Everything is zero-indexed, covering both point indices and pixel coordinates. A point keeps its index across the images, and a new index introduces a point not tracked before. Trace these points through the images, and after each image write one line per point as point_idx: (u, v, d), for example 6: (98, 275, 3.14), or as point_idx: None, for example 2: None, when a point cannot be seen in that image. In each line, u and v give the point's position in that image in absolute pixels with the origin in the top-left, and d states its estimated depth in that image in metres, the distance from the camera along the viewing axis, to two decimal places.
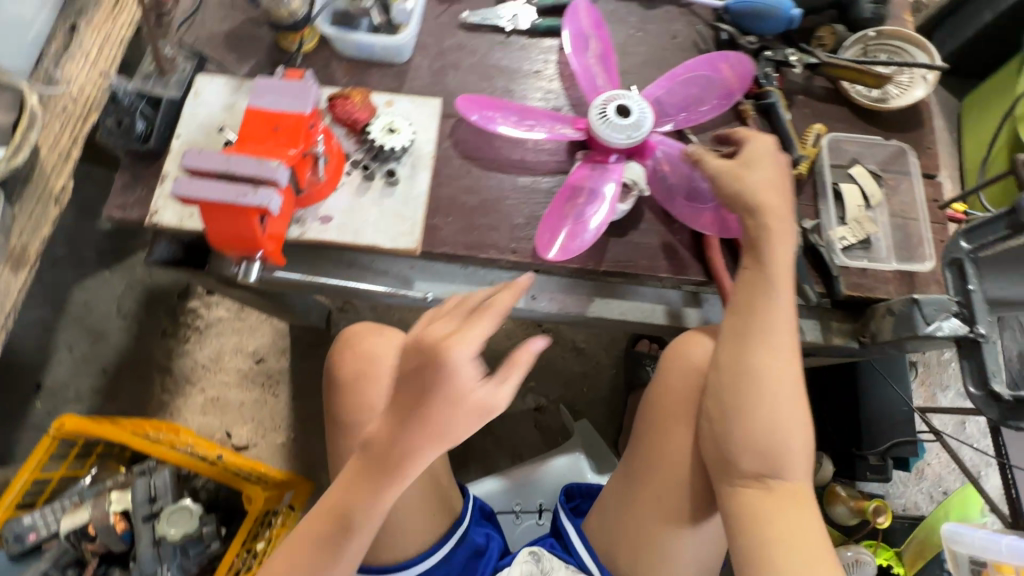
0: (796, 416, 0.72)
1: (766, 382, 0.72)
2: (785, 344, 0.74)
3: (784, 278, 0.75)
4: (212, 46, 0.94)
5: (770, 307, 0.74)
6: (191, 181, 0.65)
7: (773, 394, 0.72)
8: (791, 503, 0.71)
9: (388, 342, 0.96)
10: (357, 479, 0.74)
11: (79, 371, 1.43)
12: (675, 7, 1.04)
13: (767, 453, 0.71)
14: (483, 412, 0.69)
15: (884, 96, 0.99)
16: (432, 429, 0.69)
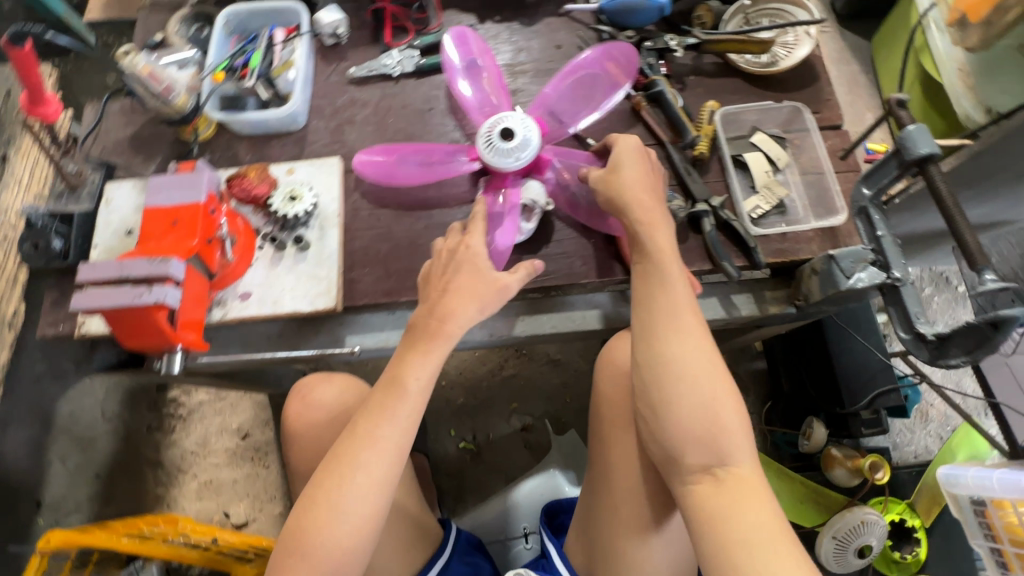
0: (722, 399, 0.71)
1: (682, 372, 0.71)
2: (692, 328, 0.73)
3: (671, 262, 0.76)
4: (119, 153, 0.98)
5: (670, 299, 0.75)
6: (89, 293, 0.68)
7: (692, 384, 0.71)
8: (745, 491, 0.67)
9: (338, 388, 0.93)
10: (385, 387, 0.73)
11: (75, 481, 1.46)
12: (555, 18, 1.06)
13: (704, 441, 0.70)
14: (503, 290, 0.77)
15: (772, 59, 0.99)
16: (468, 293, 0.75)
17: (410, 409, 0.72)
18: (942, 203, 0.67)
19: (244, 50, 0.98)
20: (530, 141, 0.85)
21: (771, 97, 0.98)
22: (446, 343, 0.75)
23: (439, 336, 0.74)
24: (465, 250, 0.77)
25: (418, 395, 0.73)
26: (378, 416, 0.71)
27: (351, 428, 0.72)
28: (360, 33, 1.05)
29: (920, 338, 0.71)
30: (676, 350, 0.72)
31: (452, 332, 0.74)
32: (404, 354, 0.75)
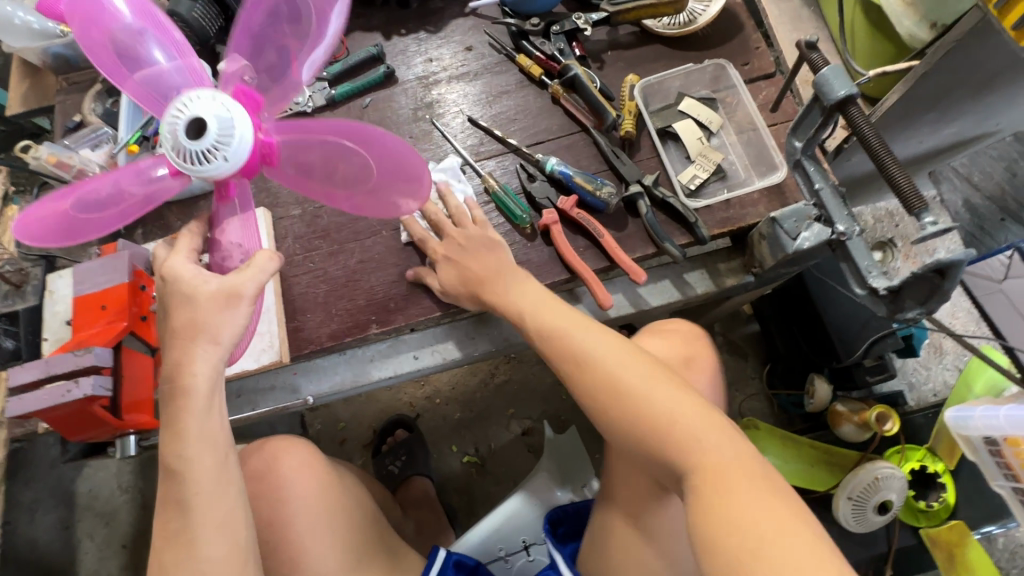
0: (657, 398, 0.63)
1: (604, 386, 0.67)
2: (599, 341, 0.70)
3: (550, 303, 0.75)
4: (57, 242, 0.99)
5: (564, 343, 0.71)
6: (21, 398, 0.68)
7: (621, 410, 0.65)
8: (722, 487, 0.56)
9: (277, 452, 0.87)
10: (167, 480, 0.63)
11: (104, 555, 1.50)
12: (463, 19, 1.03)
13: (659, 443, 0.62)
14: (232, 296, 0.65)
15: (691, 17, 0.94)
16: (200, 334, 0.64)
17: (209, 481, 0.62)
18: (869, 144, 0.62)
19: (154, 117, 0.96)
20: (233, 131, 0.63)
21: (694, 57, 0.93)
22: (197, 401, 0.64)
23: (185, 397, 0.63)
24: (169, 285, 0.67)
25: (207, 469, 0.62)
26: (178, 515, 0.61)
27: (158, 548, 0.61)
28: None
29: (875, 293, 0.65)
30: (594, 382, 0.68)
31: (193, 385, 0.64)
32: (165, 433, 0.64)
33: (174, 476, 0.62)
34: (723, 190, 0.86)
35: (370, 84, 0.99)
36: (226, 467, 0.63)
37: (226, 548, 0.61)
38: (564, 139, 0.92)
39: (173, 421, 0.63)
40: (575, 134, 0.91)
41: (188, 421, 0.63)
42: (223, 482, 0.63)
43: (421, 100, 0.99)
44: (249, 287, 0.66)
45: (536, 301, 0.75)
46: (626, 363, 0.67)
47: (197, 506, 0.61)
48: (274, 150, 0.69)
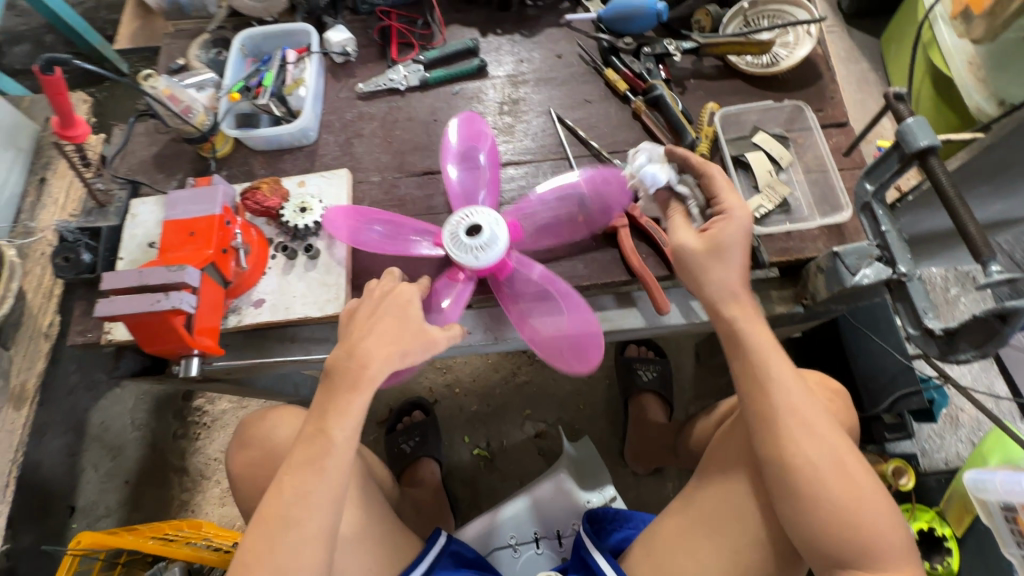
0: (864, 499, 0.66)
1: (808, 470, 0.67)
2: (821, 423, 0.69)
3: (772, 357, 0.72)
4: (144, 170, 1.04)
5: (773, 401, 0.70)
6: (111, 301, 0.71)
7: (830, 490, 0.66)
8: None
9: (275, 426, 0.89)
10: (307, 440, 0.68)
11: (104, 487, 1.50)
12: (557, 29, 1.09)
13: (852, 532, 0.65)
14: (429, 342, 0.71)
15: (773, 60, 1.00)
16: (398, 350, 0.70)
17: (342, 454, 0.67)
18: (945, 195, 0.66)
19: (258, 71, 1.03)
20: (496, 242, 0.81)
21: (770, 98, 0.99)
22: (366, 395, 0.69)
23: (360, 385, 0.68)
24: (395, 295, 0.73)
25: (348, 454, 0.68)
26: (305, 465, 0.66)
27: (274, 492, 0.66)
28: (368, 50, 1.09)
29: (929, 334, 0.69)
30: (802, 450, 0.68)
31: (373, 383, 0.69)
32: (325, 404, 0.69)
33: (316, 431, 0.68)
34: (785, 223, 0.90)
35: (463, 74, 1.06)
36: (352, 443, 0.68)
37: (329, 501, 0.66)
38: (640, 152, 0.97)
39: (338, 396, 0.68)
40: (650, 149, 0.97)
41: (353, 399, 0.68)
42: (346, 459, 0.68)
43: (507, 96, 1.05)
44: (444, 340, 0.73)
45: (760, 357, 0.72)
46: (842, 447, 0.68)
47: (324, 465, 0.66)
48: (504, 269, 0.85)
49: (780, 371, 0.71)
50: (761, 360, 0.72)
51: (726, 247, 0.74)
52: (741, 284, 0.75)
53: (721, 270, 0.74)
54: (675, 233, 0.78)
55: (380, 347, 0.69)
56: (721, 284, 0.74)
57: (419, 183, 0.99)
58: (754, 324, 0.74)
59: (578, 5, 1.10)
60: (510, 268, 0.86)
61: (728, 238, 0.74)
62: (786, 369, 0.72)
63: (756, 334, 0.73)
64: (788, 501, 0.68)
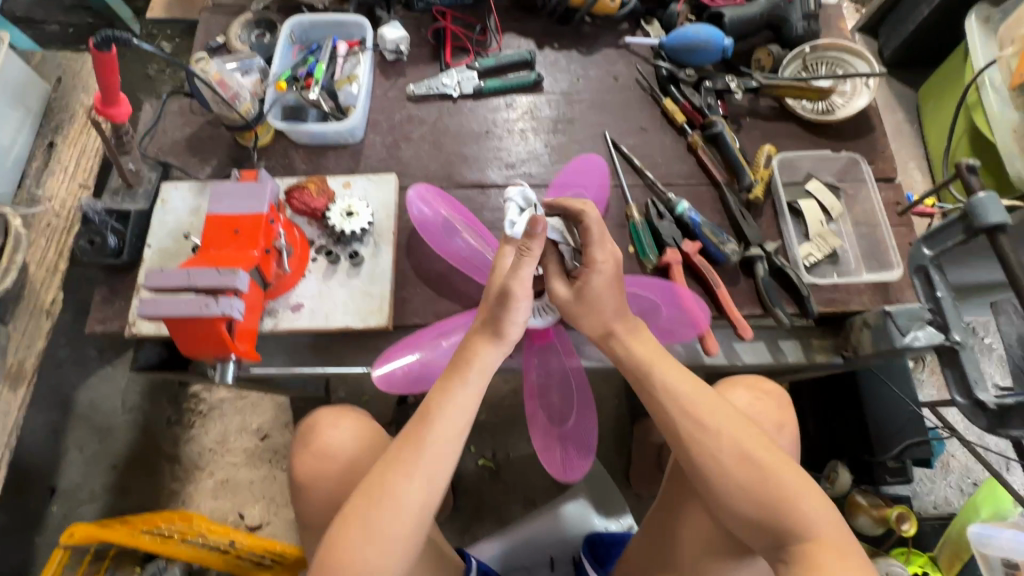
0: (774, 476, 0.66)
1: (710, 461, 0.69)
2: (714, 415, 0.71)
3: (652, 358, 0.76)
4: (176, 152, 0.99)
5: (667, 407, 0.73)
6: (155, 300, 0.68)
7: (746, 475, 0.67)
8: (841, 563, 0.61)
9: (343, 433, 0.80)
10: (415, 419, 0.71)
11: (91, 470, 1.44)
12: (614, 50, 1.07)
13: (772, 510, 0.65)
14: (507, 299, 0.73)
15: (829, 107, 1.00)
16: (490, 327, 0.75)
17: (440, 454, 0.69)
18: (1012, 270, 0.68)
19: (307, 61, 0.98)
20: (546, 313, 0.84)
21: (823, 145, 1.00)
22: (472, 381, 0.73)
23: (470, 369, 0.73)
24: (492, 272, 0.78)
25: (455, 431, 0.70)
26: (408, 458, 0.68)
27: (379, 466, 0.68)
28: (420, 49, 1.06)
29: (981, 406, 0.70)
30: (706, 446, 0.69)
31: (481, 367, 0.73)
32: (439, 385, 0.73)
33: (419, 423, 0.70)
34: (832, 273, 0.91)
35: (519, 87, 1.03)
36: (452, 443, 0.70)
37: (419, 505, 0.66)
38: (693, 186, 0.96)
39: (446, 386, 0.72)
40: (704, 185, 0.96)
41: (463, 375, 0.72)
42: (446, 461, 0.69)
43: (561, 114, 1.03)
44: (522, 287, 0.72)
45: (649, 367, 0.75)
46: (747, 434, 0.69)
47: (423, 463, 0.67)
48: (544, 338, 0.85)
49: (670, 376, 0.74)
50: (649, 367, 0.75)
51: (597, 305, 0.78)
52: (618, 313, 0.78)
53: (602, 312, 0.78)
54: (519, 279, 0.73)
55: (487, 328, 0.75)
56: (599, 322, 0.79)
57: (468, 197, 0.97)
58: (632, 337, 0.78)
59: (638, 27, 1.09)
60: (550, 339, 0.85)
61: (593, 297, 0.77)
62: (674, 376, 0.74)
63: (636, 348, 0.77)
64: (708, 499, 0.69)
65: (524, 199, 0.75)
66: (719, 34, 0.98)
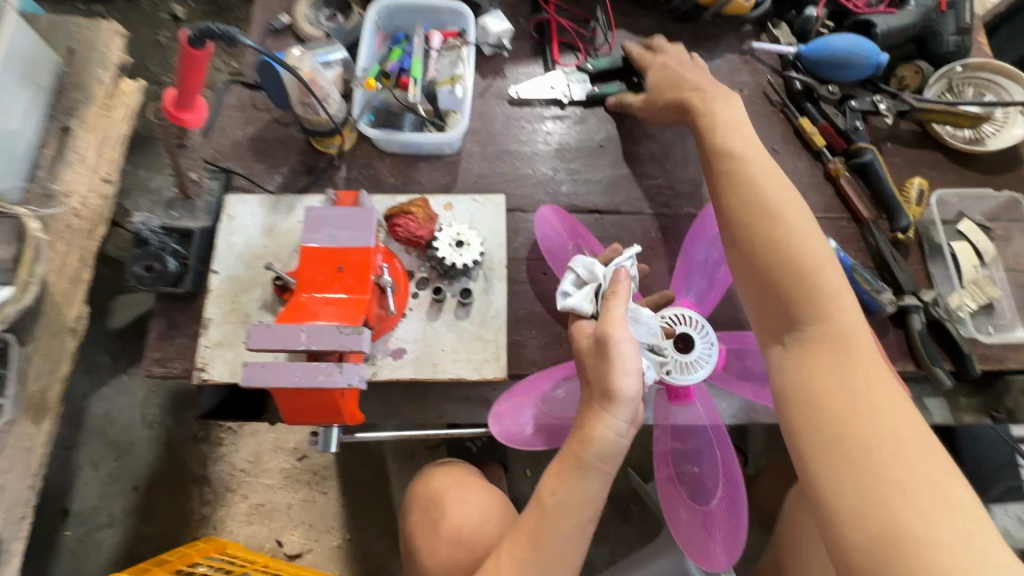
0: (828, 266, 0.61)
1: (762, 230, 0.63)
2: (782, 189, 0.66)
3: (735, 135, 0.71)
4: (238, 156, 0.83)
5: (745, 171, 0.68)
6: (262, 367, 0.56)
7: (784, 246, 0.62)
8: (848, 362, 0.57)
9: (468, 507, 0.82)
10: (530, 511, 0.61)
11: (110, 491, 1.31)
12: (737, 55, 0.95)
13: (803, 289, 0.60)
14: (604, 343, 0.58)
15: (977, 135, 0.90)
16: (600, 392, 0.58)
17: (565, 557, 0.59)
18: None
19: (398, 54, 0.84)
20: (700, 367, 0.71)
21: (972, 178, 0.89)
22: (598, 474, 0.59)
23: (592, 461, 0.59)
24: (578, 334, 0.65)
25: (576, 531, 0.59)
26: (529, 561, 0.59)
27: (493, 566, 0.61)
28: (521, 44, 0.92)
29: None
30: (764, 201, 0.65)
31: (606, 453, 0.59)
32: (557, 469, 0.61)
33: (536, 518, 0.60)
34: (986, 326, 0.83)
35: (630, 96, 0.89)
36: (577, 543, 0.60)
37: None
38: (831, 219, 0.86)
39: (565, 478, 0.59)
40: (844, 219, 0.86)
41: (580, 458, 0.59)
42: (572, 563, 0.60)
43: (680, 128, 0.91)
44: (617, 328, 0.58)
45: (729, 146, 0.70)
46: (818, 246, 0.62)
47: (550, 567, 0.59)
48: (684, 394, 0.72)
49: (755, 155, 0.69)
50: (727, 146, 0.70)
51: (669, 70, 0.81)
52: (710, 86, 0.77)
53: (678, 79, 0.80)
54: (617, 325, 0.59)
55: (601, 402, 0.58)
56: (718, 116, 0.73)
57: (584, 222, 0.84)
58: (722, 106, 0.74)
59: (763, 31, 0.96)
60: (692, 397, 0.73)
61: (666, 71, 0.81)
62: (755, 154, 0.69)
63: (724, 129, 0.72)
64: (742, 258, 0.65)
65: (586, 271, 0.69)
66: (874, 47, 0.86)
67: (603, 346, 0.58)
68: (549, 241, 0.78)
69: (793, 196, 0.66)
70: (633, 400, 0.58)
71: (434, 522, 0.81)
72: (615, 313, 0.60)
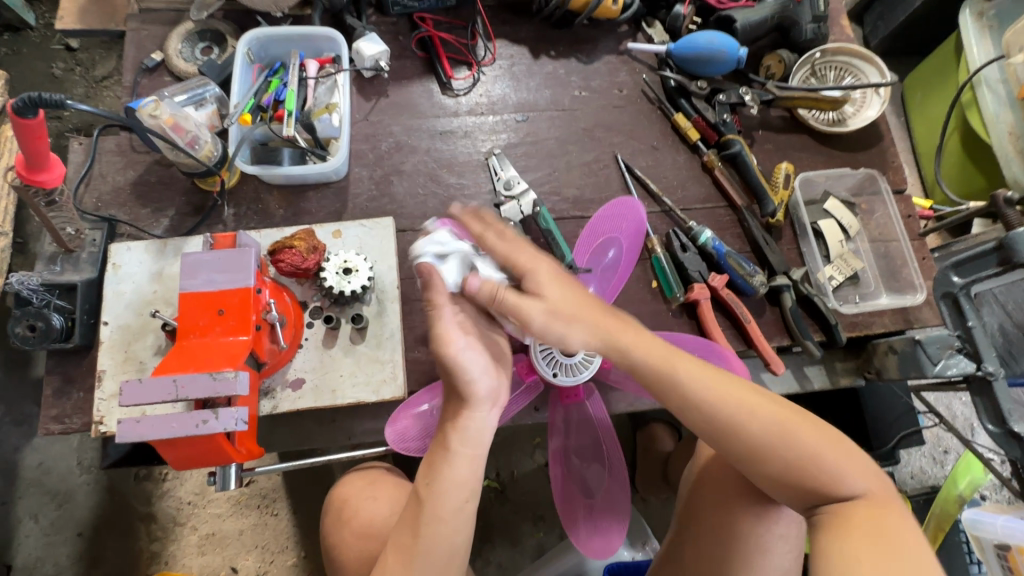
0: (822, 440, 0.58)
1: (750, 436, 0.59)
2: (739, 389, 0.62)
3: (665, 359, 0.63)
4: (121, 203, 0.83)
5: (695, 391, 0.61)
6: (137, 421, 0.58)
7: (778, 444, 0.58)
8: (877, 518, 0.54)
9: (380, 502, 0.80)
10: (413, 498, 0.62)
11: (54, 540, 1.30)
12: (616, 56, 0.98)
13: (812, 474, 0.57)
14: (439, 359, 0.59)
15: (840, 116, 0.96)
16: (455, 395, 0.61)
17: (449, 540, 0.60)
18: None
19: (273, 86, 0.84)
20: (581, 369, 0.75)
21: (837, 158, 0.95)
22: (468, 459, 0.61)
23: (458, 447, 0.61)
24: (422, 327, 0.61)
25: (456, 511, 0.60)
26: (410, 547, 0.59)
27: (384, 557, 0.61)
28: (403, 63, 0.93)
29: (1014, 435, 0.72)
30: (734, 410, 0.60)
31: (478, 439, 0.61)
32: (432, 457, 0.62)
33: (415, 507, 0.61)
34: (852, 296, 0.90)
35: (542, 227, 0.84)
36: (460, 530, 0.61)
37: None
38: (709, 209, 0.91)
39: (434, 466, 0.61)
40: (721, 207, 0.92)
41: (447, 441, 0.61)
42: (457, 551, 0.61)
43: (565, 135, 0.94)
44: (444, 335, 0.58)
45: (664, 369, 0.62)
46: (807, 426, 0.59)
47: (430, 552, 0.59)
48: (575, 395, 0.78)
49: (693, 363, 0.63)
50: (663, 365, 0.62)
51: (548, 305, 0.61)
52: (608, 328, 0.63)
53: (571, 325, 0.62)
54: (441, 337, 0.58)
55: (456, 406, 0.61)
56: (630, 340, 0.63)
57: None
58: (627, 333, 0.63)
59: (639, 30, 1.00)
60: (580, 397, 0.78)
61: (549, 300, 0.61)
62: (692, 367, 0.63)
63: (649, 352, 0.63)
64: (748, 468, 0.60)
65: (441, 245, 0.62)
66: (733, 42, 0.90)
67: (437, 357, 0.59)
68: None
69: (753, 391, 0.62)
70: (488, 393, 0.61)
71: (345, 523, 0.80)
72: (439, 313, 0.58)
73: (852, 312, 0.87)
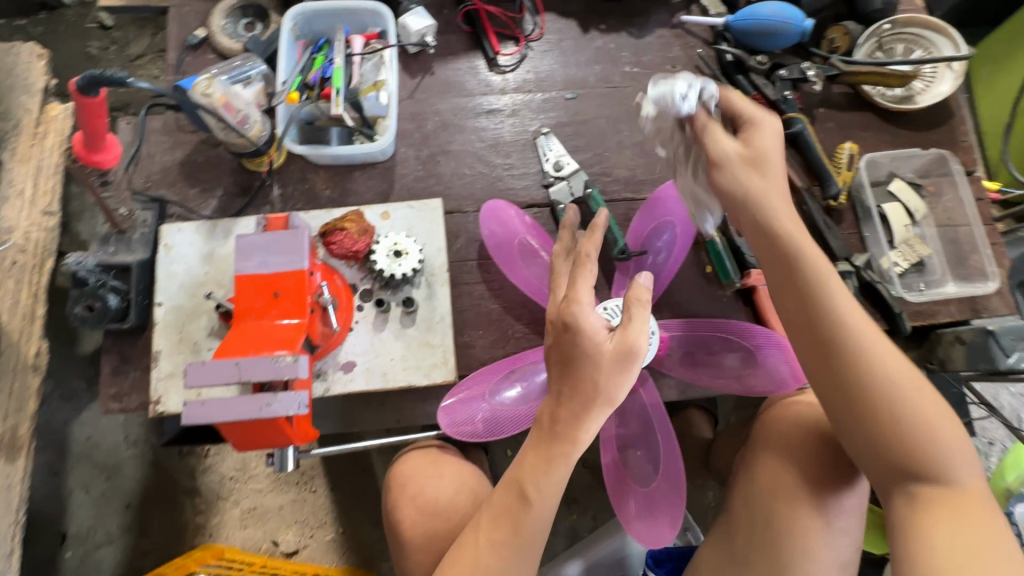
0: (943, 423, 0.56)
1: (874, 384, 0.57)
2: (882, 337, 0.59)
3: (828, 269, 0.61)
4: (169, 182, 0.83)
5: (841, 316, 0.59)
6: (202, 404, 0.58)
7: (900, 401, 0.57)
8: (970, 509, 0.54)
9: (445, 482, 0.81)
10: (507, 487, 0.62)
11: (104, 510, 1.35)
12: (668, 29, 0.93)
13: (920, 448, 0.56)
14: (627, 357, 0.59)
15: (908, 93, 0.91)
16: (604, 401, 0.59)
17: (540, 532, 0.61)
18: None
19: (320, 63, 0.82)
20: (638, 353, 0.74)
21: (903, 137, 0.90)
22: (567, 460, 0.60)
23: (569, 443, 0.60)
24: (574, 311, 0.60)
25: (550, 506, 0.61)
26: (508, 543, 0.60)
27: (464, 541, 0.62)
28: (448, 38, 0.90)
29: None
30: (869, 353, 0.58)
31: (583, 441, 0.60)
32: (532, 451, 0.61)
33: (514, 500, 0.61)
34: (917, 283, 0.86)
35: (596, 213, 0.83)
36: (546, 523, 0.61)
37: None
38: None
39: (554, 464, 0.60)
40: None
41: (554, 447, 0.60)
42: (541, 543, 0.62)
43: (616, 113, 0.90)
44: (639, 342, 0.60)
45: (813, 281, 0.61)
46: (934, 398, 0.57)
47: (527, 545, 0.60)
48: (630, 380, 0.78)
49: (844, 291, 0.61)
50: (816, 279, 0.61)
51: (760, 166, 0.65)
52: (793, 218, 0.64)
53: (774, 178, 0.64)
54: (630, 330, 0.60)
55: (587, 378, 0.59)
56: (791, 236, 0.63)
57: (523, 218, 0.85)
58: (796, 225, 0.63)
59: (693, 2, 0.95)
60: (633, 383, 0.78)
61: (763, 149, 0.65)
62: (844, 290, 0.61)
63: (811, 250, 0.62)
64: (854, 417, 0.58)
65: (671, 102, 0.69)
66: (798, 13, 0.85)
67: (625, 357, 0.59)
68: (492, 239, 0.80)
69: (893, 348, 0.59)
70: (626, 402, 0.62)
71: (407, 498, 0.81)
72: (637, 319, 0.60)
73: (918, 300, 0.83)
